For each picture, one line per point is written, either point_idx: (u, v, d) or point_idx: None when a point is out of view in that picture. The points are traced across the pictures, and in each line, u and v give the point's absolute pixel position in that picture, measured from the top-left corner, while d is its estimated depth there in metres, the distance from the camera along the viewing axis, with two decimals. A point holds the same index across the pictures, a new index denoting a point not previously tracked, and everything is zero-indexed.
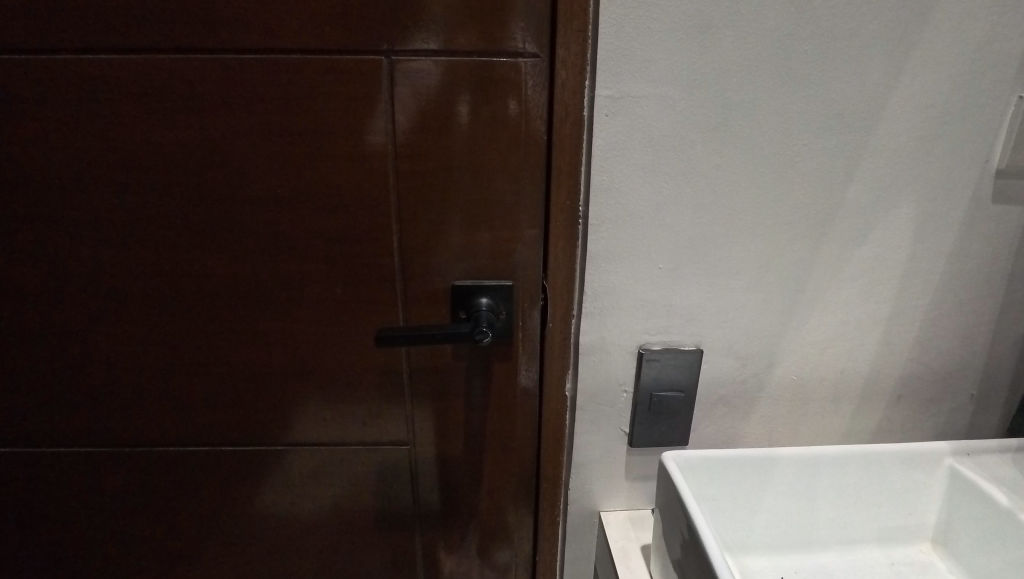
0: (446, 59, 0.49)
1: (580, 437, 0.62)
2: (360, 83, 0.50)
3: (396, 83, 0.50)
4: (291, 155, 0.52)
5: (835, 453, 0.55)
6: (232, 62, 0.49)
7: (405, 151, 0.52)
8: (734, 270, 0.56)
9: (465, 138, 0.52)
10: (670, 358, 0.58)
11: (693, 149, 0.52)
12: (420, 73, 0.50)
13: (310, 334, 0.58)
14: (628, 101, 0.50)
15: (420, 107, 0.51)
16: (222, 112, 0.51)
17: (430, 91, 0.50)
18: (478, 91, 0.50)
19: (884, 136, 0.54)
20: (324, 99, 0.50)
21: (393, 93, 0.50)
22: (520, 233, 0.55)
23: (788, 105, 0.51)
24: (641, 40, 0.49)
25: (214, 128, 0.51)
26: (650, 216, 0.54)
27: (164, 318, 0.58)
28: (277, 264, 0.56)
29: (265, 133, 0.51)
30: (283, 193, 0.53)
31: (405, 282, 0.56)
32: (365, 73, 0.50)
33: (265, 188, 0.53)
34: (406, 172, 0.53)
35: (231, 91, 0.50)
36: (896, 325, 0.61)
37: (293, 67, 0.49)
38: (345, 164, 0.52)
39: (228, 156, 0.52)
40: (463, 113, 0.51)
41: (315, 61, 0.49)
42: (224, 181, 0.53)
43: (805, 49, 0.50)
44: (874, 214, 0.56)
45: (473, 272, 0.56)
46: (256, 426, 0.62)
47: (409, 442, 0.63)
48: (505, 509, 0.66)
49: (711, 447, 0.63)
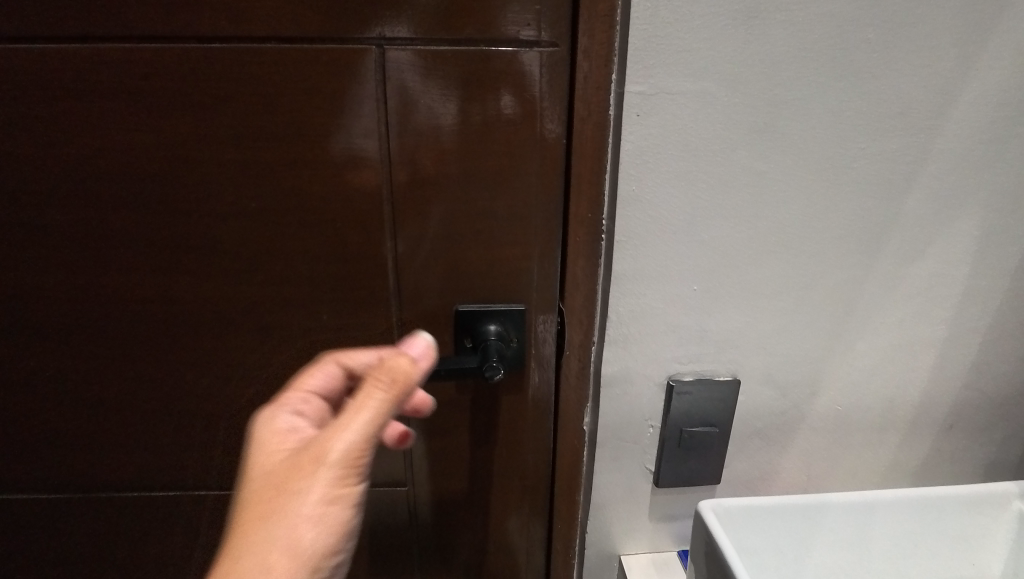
0: (448, 50, 0.42)
1: (600, 476, 0.55)
2: (346, 78, 0.43)
3: (387, 77, 0.43)
4: (269, 163, 0.45)
5: (891, 496, 0.49)
6: (195, 53, 0.42)
7: (399, 157, 0.45)
8: (777, 290, 0.49)
9: (466, 142, 0.44)
10: (702, 390, 0.52)
11: (736, 154, 0.45)
12: (414, 66, 0.42)
13: (296, 366, 0.51)
14: (662, 98, 0.42)
15: (414, 106, 0.43)
16: (186, 112, 0.43)
17: (423, 88, 0.43)
18: (476, 87, 0.43)
19: (950, 138, 0.47)
20: (302, 96, 0.43)
21: (386, 90, 0.43)
22: (533, 248, 0.48)
23: (846, 103, 0.44)
24: (678, 26, 0.41)
25: (177, 131, 0.44)
26: (684, 231, 0.46)
27: (126, 349, 0.50)
28: (255, 289, 0.48)
29: (237, 136, 0.44)
30: (260, 206, 0.46)
31: (402, 306, 0.49)
32: (352, 66, 0.42)
33: (238, 201, 0.46)
34: (399, 181, 0.45)
35: (194, 86, 0.42)
36: (952, 349, 0.55)
37: (266, 59, 0.42)
38: (329, 173, 0.45)
39: (194, 163, 0.44)
40: (461, 112, 0.43)
41: (291, 51, 0.42)
42: (190, 193, 0.45)
43: (867, 37, 0.43)
44: (934, 226, 0.49)
45: (479, 294, 0.49)
46: (233, 465, 0.55)
47: (406, 481, 0.56)
48: (513, 551, 0.60)
49: (744, 484, 0.57)
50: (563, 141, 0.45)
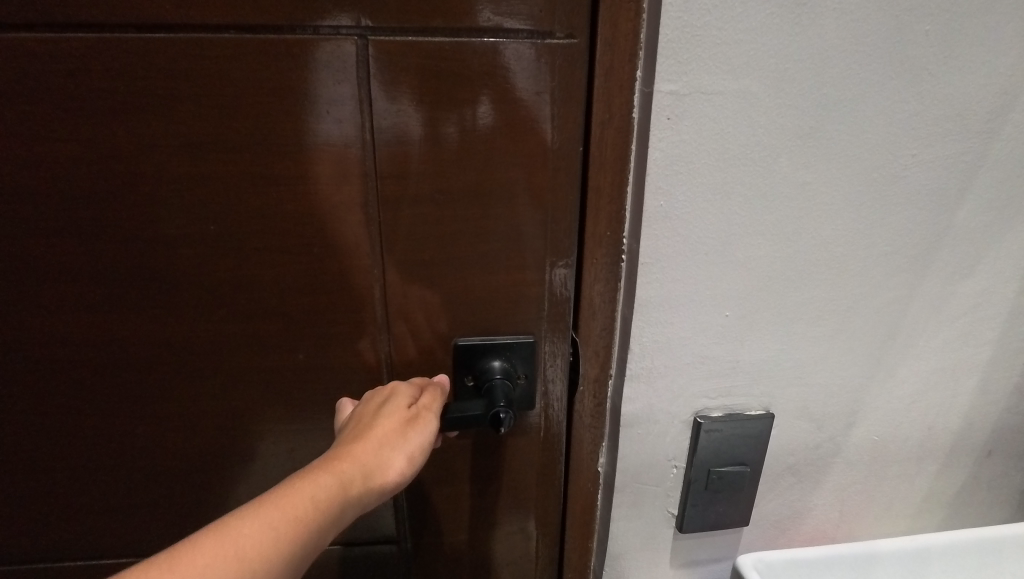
0: (444, 43, 0.35)
1: (617, 523, 0.49)
2: (323, 75, 0.35)
3: (366, 75, 0.35)
4: (228, 178, 0.37)
5: (944, 542, 0.44)
6: (134, 44, 0.34)
7: (386, 169, 0.38)
8: (818, 315, 0.44)
9: (455, 152, 0.37)
10: (733, 427, 0.46)
11: (778, 163, 0.39)
12: (395, 62, 0.35)
13: (268, 414, 0.44)
14: (697, 99, 0.36)
15: (392, 110, 0.36)
16: (125, 118, 0.35)
17: (404, 88, 0.36)
18: (464, 88, 0.36)
19: (1008, 143, 0.42)
20: (265, 98, 0.35)
21: (371, 89, 0.36)
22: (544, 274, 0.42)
23: (899, 105, 0.39)
24: (719, 14, 0.35)
25: (115, 142, 0.36)
26: (718, 251, 0.40)
27: (61, 401, 0.42)
28: (217, 327, 0.41)
29: (187, 147, 0.36)
30: (220, 230, 0.38)
31: (388, 343, 0.42)
32: (329, 60, 0.35)
33: (190, 224, 0.38)
34: (376, 199, 0.38)
35: (133, 86, 0.35)
36: (995, 371, 0.50)
37: (219, 52, 0.34)
38: (301, 189, 0.38)
39: (137, 181, 0.37)
40: (448, 119, 0.37)
41: (250, 43, 0.34)
42: (133, 216, 0.38)
43: (927, 29, 0.37)
44: (986, 240, 0.45)
45: (477, 327, 0.43)
46: (195, 527, 0.47)
47: (396, 534, 0.50)
48: None
49: (773, 524, 0.51)
50: (581, 151, 0.39)
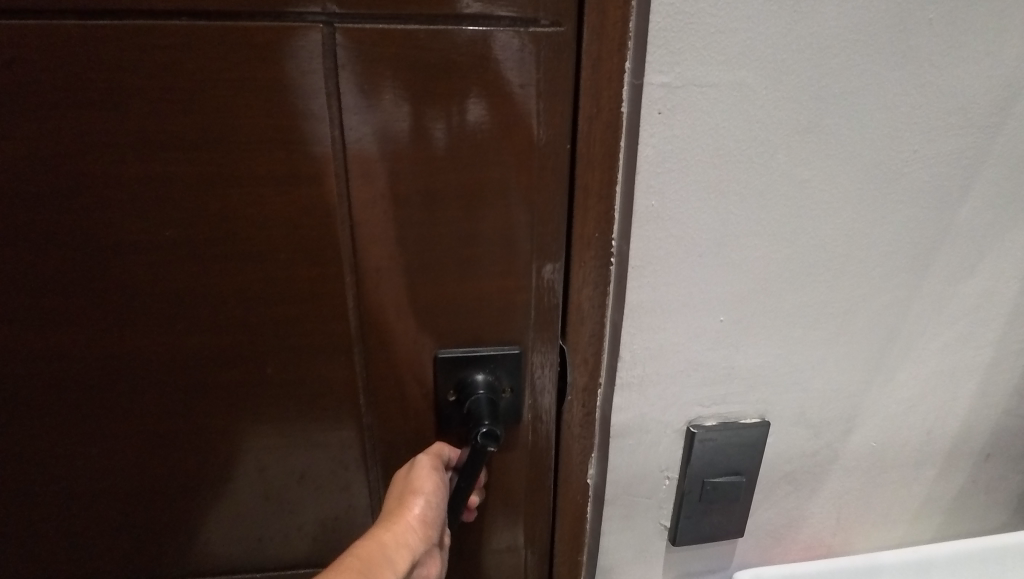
0: (419, 30, 0.32)
1: (608, 537, 0.47)
2: (288, 66, 0.32)
3: (334, 65, 0.33)
4: (195, 180, 0.34)
5: (947, 552, 0.43)
6: (78, 32, 0.31)
7: (359, 168, 0.35)
8: (816, 318, 0.42)
9: (443, 153, 0.35)
10: (729, 435, 0.44)
11: (775, 160, 0.37)
12: (369, 51, 0.33)
13: (241, 431, 0.41)
14: (691, 91, 0.34)
15: (371, 105, 0.34)
16: (79, 114, 0.32)
17: (383, 79, 0.33)
18: (452, 83, 0.34)
19: (1012, 138, 0.40)
20: (225, 91, 0.33)
21: (340, 82, 0.33)
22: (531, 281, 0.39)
23: (901, 98, 0.37)
24: (713, 1, 0.32)
25: (64, 140, 0.33)
26: (713, 252, 0.38)
27: (8, 419, 0.39)
28: (184, 340, 0.38)
29: (148, 147, 0.33)
30: (187, 236, 0.35)
31: (372, 354, 0.40)
32: (294, 49, 0.32)
33: (155, 231, 0.35)
34: (358, 202, 0.36)
35: (79, 78, 0.32)
36: (996, 374, 0.49)
37: (184, 42, 0.32)
38: (268, 190, 0.35)
39: (95, 183, 0.34)
40: (426, 115, 0.34)
41: (217, 32, 0.31)
42: (91, 222, 0.35)
43: (930, 18, 0.36)
44: (989, 239, 0.43)
45: (466, 337, 0.40)
46: (159, 550, 0.44)
47: None
48: None
49: (769, 534, 0.50)
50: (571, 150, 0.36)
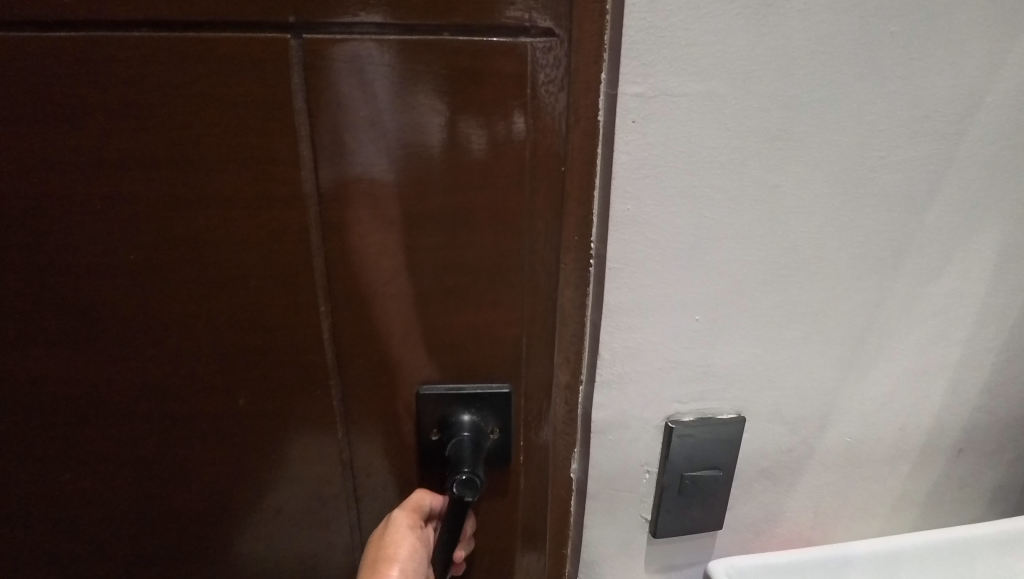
0: (456, 41, 0.33)
1: (591, 530, 0.49)
2: (317, 82, 0.33)
3: (366, 80, 0.33)
4: (201, 189, 0.35)
5: (917, 544, 0.44)
6: (114, 43, 0.32)
7: (375, 189, 0.36)
8: (789, 317, 0.44)
9: (460, 176, 0.36)
10: (706, 431, 0.45)
11: (746, 166, 0.38)
12: (398, 67, 0.33)
13: (239, 434, 0.42)
14: (664, 101, 0.36)
15: (401, 121, 0.34)
16: (89, 126, 0.34)
17: (408, 95, 0.34)
18: (476, 99, 0.34)
19: (975, 145, 0.42)
20: (249, 105, 0.34)
21: (363, 99, 0.34)
22: (525, 310, 0.40)
23: (867, 107, 0.39)
24: (684, 16, 0.34)
25: (87, 144, 0.34)
26: (688, 254, 0.40)
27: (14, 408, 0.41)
28: (187, 343, 0.39)
29: (158, 157, 0.35)
30: (192, 243, 0.37)
31: (380, 366, 0.40)
32: (324, 64, 0.33)
33: (162, 237, 0.37)
34: (379, 218, 0.36)
35: (105, 86, 0.33)
36: (966, 371, 0.50)
37: (214, 56, 0.33)
38: (284, 205, 0.36)
39: (104, 191, 0.35)
40: (449, 135, 0.35)
41: (249, 47, 0.33)
42: (97, 226, 0.36)
43: (893, 31, 0.37)
44: (955, 242, 0.45)
45: (478, 350, 0.41)
46: (149, 546, 0.45)
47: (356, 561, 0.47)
48: None
49: (747, 527, 0.51)
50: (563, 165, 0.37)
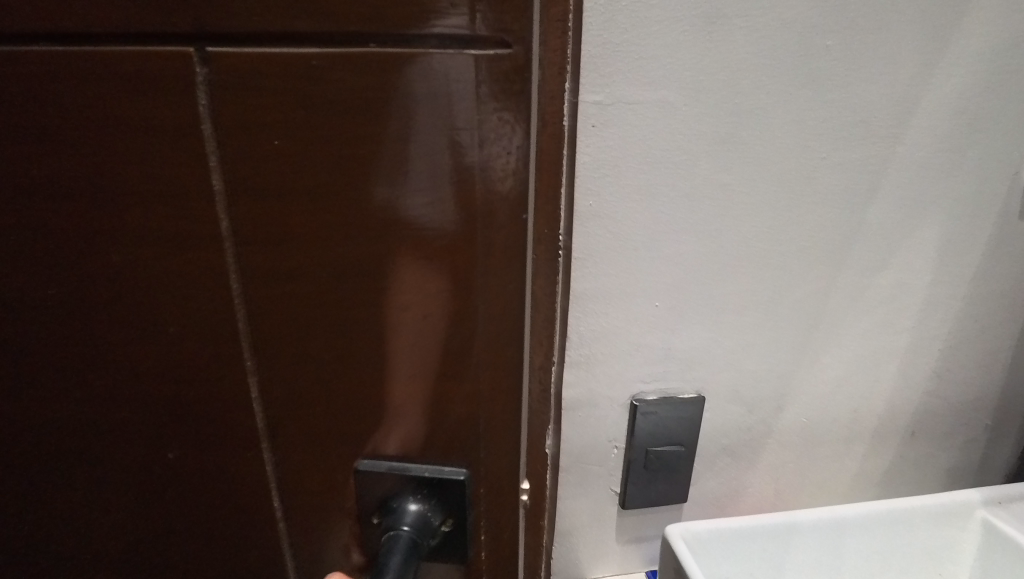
0: (506, 61, 0.31)
1: (564, 501, 0.53)
2: (355, 104, 0.30)
3: (412, 102, 0.30)
4: (242, 213, 0.32)
5: (860, 513, 0.48)
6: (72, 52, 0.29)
7: (380, 226, 0.33)
8: (742, 305, 0.48)
9: (468, 219, 0.34)
10: (668, 409, 0.50)
11: (697, 166, 0.43)
12: (474, 94, 0.31)
13: (262, 473, 0.39)
14: (620, 108, 0.40)
15: (427, 152, 0.31)
16: (44, 135, 0.31)
17: (483, 125, 0.32)
18: (505, 139, 0.33)
19: (910, 147, 0.46)
20: (263, 122, 0.30)
21: (402, 126, 0.31)
22: (480, 375, 0.37)
23: (808, 113, 0.43)
24: (636, 32, 0.38)
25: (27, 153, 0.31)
26: (646, 246, 0.44)
27: None
28: (172, 378, 0.36)
29: (161, 183, 0.32)
30: (230, 270, 0.34)
31: (393, 414, 0.38)
32: (371, 83, 0.30)
33: (179, 264, 0.33)
34: (403, 254, 0.34)
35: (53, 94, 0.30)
36: (915, 357, 0.54)
37: (228, 70, 0.29)
38: (271, 235, 0.33)
39: (56, 209, 0.32)
40: (466, 174, 0.32)
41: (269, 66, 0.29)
42: (102, 243, 0.33)
43: (830, 44, 0.41)
44: (897, 236, 0.49)
45: (451, 410, 0.38)
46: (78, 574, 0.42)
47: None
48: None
49: (711, 502, 0.55)
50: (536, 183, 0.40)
